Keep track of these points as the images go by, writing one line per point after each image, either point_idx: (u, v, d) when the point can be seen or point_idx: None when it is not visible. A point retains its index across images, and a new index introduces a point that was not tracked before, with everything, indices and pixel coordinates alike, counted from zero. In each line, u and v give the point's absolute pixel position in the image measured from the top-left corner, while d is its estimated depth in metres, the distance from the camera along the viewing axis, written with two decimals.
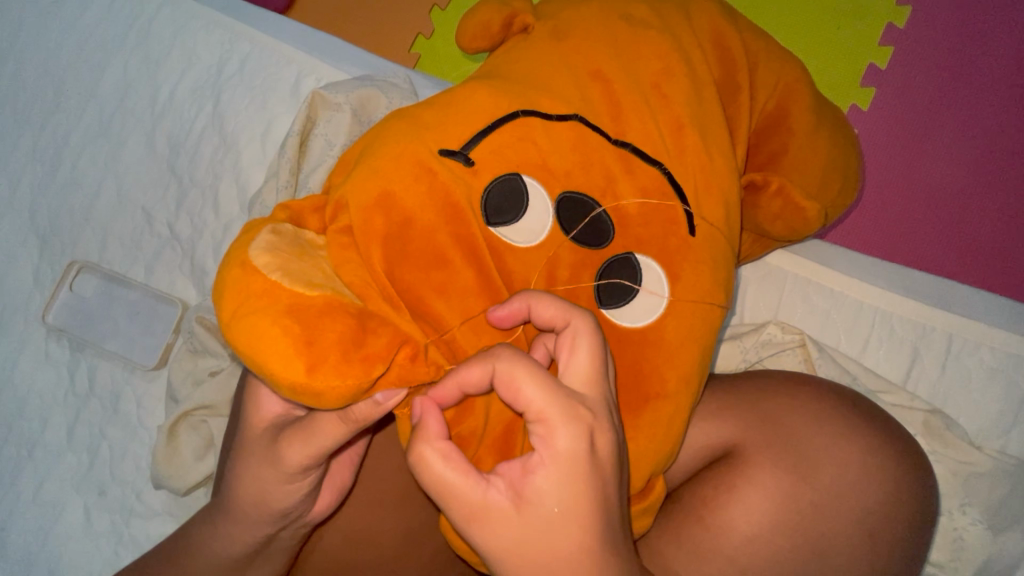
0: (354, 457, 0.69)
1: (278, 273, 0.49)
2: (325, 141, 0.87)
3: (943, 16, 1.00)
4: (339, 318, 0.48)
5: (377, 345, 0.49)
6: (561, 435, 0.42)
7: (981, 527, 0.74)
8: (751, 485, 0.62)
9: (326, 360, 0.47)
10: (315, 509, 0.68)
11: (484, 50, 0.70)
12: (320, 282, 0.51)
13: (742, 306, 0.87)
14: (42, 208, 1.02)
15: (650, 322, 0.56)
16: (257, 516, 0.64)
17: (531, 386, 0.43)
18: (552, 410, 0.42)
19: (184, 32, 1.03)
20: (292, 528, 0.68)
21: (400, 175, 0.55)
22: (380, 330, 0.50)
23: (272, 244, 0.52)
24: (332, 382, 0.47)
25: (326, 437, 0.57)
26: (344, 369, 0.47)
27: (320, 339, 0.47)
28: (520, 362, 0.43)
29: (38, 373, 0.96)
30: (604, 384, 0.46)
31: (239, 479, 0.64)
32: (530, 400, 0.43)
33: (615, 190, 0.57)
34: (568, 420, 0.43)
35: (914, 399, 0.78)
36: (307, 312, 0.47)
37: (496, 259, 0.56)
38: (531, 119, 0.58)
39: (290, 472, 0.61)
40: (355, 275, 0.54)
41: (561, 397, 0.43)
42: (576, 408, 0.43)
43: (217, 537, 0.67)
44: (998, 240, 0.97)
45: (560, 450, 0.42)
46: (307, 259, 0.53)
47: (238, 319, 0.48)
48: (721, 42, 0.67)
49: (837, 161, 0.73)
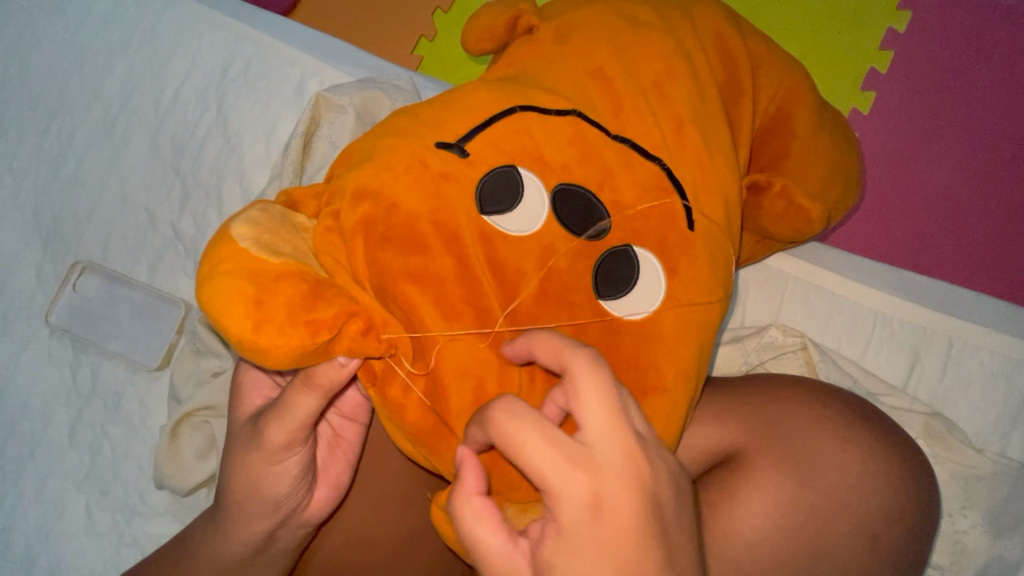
0: (348, 453, 0.70)
1: (249, 240, 0.51)
2: (329, 143, 0.88)
3: (942, 20, 1.00)
4: (294, 285, 0.49)
5: (328, 312, 0.49)
6: (568, 500, 0.39)
7: (982, 530, 0.74)
8: (753, 490, 0.62)
9: (272, 320, 0.48)
10: (311, 506, 0.68)
11: (488, 52, 0.70)
12: (288, 253, 0.52)
13: (743, 310, 0.87)
14: (46, 209, 1.02)
15: (648, 314, 0.55)
16: (250, 512, 0.64)
17: (531, 445, 0.39)
18: (554, 472, 0.39)
19: (188, 33, 1.03)
20: (290, 528, 0.67)
21: (393, 167, 0.55)
22: (334, 300, 0.50)
23: (257, 218, 0.54)
24: (274, 342, 0.48)
25: (299, 407, 0.58)
26: (288, 330, 0.48)
27: (270, 301, 0.48)
28: (519, 416, 0.40)
29: (41, 374, 0.96)
30: (630, 438, 0.40)
31: (230, 474, 0.65)
32: (530, 462, 0.39)
33: (613, 183, 0.57)
34: (572, 482, 0.39)
35: (914, 402, 0.78)
36: (264, 275, 0.49)
37: (487, 247, 0.54)
38: (529, 113, 0.58)
39: (272, 457, 0.61)
40: (332, 256, 0.55)
41: (562, 455, 0.39)
42: (585, 474, 0.39)
43: (214, 540, 0.67)
44: (998, 244, 0.98)
45: (569, 514, 0.39)
46: (288, 236, 0.55)
47: (204, 278, 0.50)
48: (723, 43, 0.68)
49: (838, 162, 0.73)
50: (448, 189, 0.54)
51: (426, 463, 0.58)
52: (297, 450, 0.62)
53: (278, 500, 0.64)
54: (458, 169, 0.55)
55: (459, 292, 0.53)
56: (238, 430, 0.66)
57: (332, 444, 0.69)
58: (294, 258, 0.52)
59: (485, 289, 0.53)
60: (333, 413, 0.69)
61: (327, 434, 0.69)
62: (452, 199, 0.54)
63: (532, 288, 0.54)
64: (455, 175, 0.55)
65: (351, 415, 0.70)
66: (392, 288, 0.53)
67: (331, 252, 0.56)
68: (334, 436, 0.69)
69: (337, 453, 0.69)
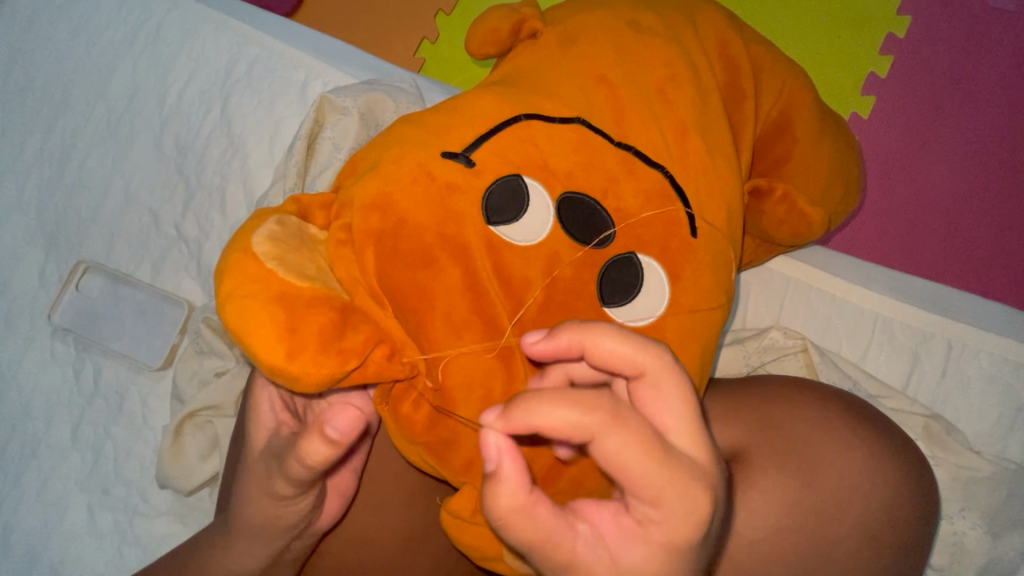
0: (354, 461, 0.69)
1: (275, 262, 0.51)
2: (333, 144, 0.88)
3: (941, 25, 1.01)
4: (323, 312, 0.50)
5: (356, 339, 0.51)
6: (664, 511, 0.36)
7: (980, 530, 0.75)
8: (756, 490, 0.62)
9: (305, 349, 0.49)
10: (322, 518, 0.68)
11: (492, 56, 0.71)
12: (312, 275, 0.53)
13: (743, 313, 0.88)
14: (50, 208, 1.02)
15: (649, 321, 0.56)
16: (264, 537, 0.65)
17: (635, 447, 0.36)
18: (659, 479, 0.36)
19: (192, 34, 1.04)
20: (302, 539, 0.68)
21: (399, 177, 0.56)
22: (362, 326, 0.52)
23: (274, 235, 0.54)
24: (307, 370, 0.49)
25: (298, 471, 0.55)
26: (321, 360, 0.49)
27: (303, 330, 0.49)
28: (626, 418, 0.36)
29: (44, 373, 0.97)
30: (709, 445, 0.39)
31: (241, 504, 0.65)
32: (627, 467, 0.36)
33: (617, 191, 0.57)
34: (674, 494, 0.36)
35: (914, 404, 0.79)
36: (294, 301, 0.50)
37: (493, 255, 0.55)
38: (533, 122, 0.58)
39: (281, 501, 0.61)
40: (350, 273, 0.56)
41: (667, 463, 0.36)
42: (694, 481, 0.37)
43: (227, 555, 0.68)
44: (997, 247, 0.98)
45: (661, 527, 0.36)
46: (306, 251, 0.56)
47: (231, 299, 0.50)
48: (726, 50, 0.69)
49: (839, 167, 0.74)
50: (456, 201, 0.55)
51: (429, 469, 0.60)
52: (302, 497, 0.61)
53: (288, 527, 0.64)
54: (464, 177, 0.56)
55: (464, 304, 0.53)
56: (251, 460, 0.65)
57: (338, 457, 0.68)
58: (318, 280, 0.53)
59: (490, 297, 0.54)
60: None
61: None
62: (459, 210, 0.55)
63: (538, 296, 0.55)
64: (462, 185, 0.55)
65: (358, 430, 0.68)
66: (399, 295, 0.54)
67: (348, 267, 0.56)
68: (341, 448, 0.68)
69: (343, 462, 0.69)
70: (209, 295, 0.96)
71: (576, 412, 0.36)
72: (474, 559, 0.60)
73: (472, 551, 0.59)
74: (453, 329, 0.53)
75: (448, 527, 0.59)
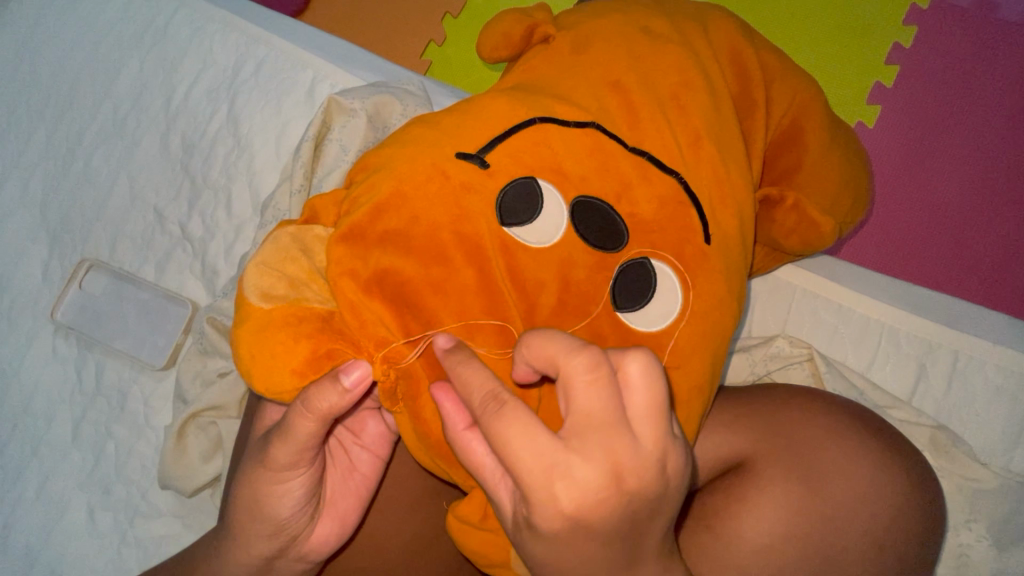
0: (361, 490, 0.66)
1: (251, 289, 0.56)
2: (340, 146, 0.86)
3: (950, 37, 1.01)
4: (279, 332, 0.53)
5: (305, 352, 0.53)
6: (568, 496, 0.40)
7: (986, 543, 0.75)
8: (761, 498, 0.63)
9: (265, 373, 0.53)
10: (313, 539, 0.64)
11: (504, 60, 0.70)
12: (280, 294, 0.55)
13: (751, 319, 0.88)
14: (53, 206, 1.02)
15: (663, 326, 0.56)
16: (248, 538, 0.61)
17: (582, 414, 0.41)
18: (546, 459, 0.40)
19: (200, 34, 1.03)
20: (288, 559, 0.64)
21: (413, 176, 0.56)
22: (312, 337, 0.53)
23: (267, 255, 0.58)
24: (274, 389, 0.54)
25: (303, 432, 0.54)
26: (278, 379, 0.53)
27: (261, 352, 0.53)
28: (585, 380, 0.41)
29: (45, 371, 0.96)
30: (598, 457, 0.40)
31: (236, 490, 0.61)
32: (540, 442, 0.41)
33: (631, 196, 0.57)
34: (651, 444, 0.41)
35: (921, 416, 0.78)
36: (256, 324, 0.54)
37: (508, 258, 0.54)
38: (548, 125, 0.58)
39: (277, 477, 0.58)
40: (336, 280, 0.54)
41: (577, 452, 0.40)
42: (575, 477, 0.40)
43: (217, 561, 0.64)
44: (1003, 258, 0.98)
45: (583, 498, 0.40)
46: (292, 263, 0.58)
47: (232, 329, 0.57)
48: (738, 59, 0.68)
49: (849, 177, 0.74)
50: (470, 201, 0.54)
51: (441, 473, 0.59)
52: (302, 471, 0.58)
53: (280, 525, 0.60)
54: (479, 178, 0.55)
55: (478, 303, 0.53)
56: (250, 448, 0.63)
57: (347, 475, 0.65)
58: (286, 297, 0.55)
59: (504, 298, 0.53)
60: (354, 444, 0.67)
61: (344, 466, 0.65)
62: (475, 211, 0.54)
63: (551, 297, 0.54)
64: (477, 187, 0.55)
65: (371, 446, 0.67)
66: (413, 299, 0.53)
67: (343, 268, 0.54)
68: (351, 467, 0.66)
69: (350, 484, 0.65)
70: (213, 293, 0.95)
71: (543, 363, 0.43)
72: (479, 565, 0.59)
73: (478, 556, 0.58)
74: (468, 329, 0.53)
75: (455, 532, 0.58)
